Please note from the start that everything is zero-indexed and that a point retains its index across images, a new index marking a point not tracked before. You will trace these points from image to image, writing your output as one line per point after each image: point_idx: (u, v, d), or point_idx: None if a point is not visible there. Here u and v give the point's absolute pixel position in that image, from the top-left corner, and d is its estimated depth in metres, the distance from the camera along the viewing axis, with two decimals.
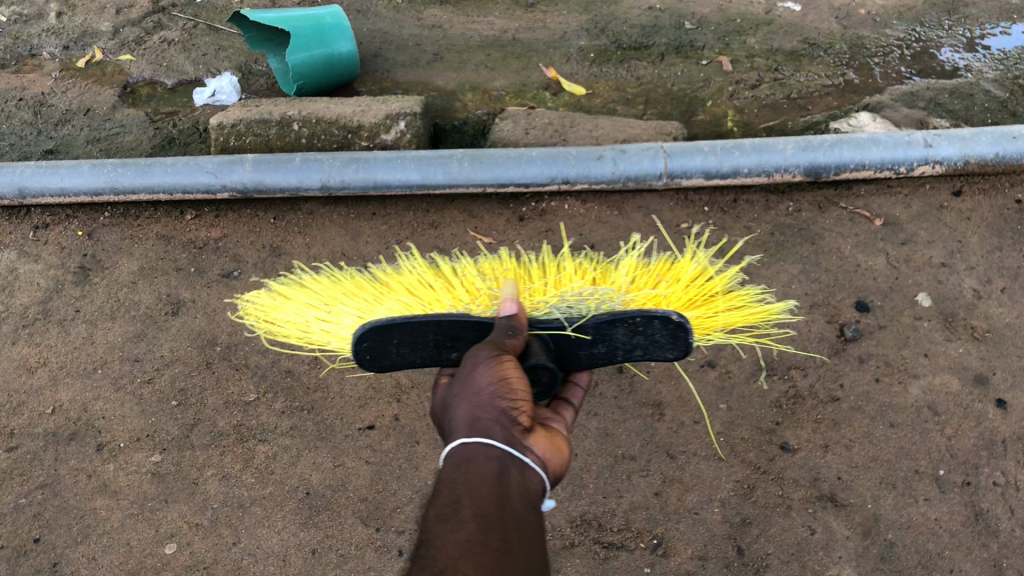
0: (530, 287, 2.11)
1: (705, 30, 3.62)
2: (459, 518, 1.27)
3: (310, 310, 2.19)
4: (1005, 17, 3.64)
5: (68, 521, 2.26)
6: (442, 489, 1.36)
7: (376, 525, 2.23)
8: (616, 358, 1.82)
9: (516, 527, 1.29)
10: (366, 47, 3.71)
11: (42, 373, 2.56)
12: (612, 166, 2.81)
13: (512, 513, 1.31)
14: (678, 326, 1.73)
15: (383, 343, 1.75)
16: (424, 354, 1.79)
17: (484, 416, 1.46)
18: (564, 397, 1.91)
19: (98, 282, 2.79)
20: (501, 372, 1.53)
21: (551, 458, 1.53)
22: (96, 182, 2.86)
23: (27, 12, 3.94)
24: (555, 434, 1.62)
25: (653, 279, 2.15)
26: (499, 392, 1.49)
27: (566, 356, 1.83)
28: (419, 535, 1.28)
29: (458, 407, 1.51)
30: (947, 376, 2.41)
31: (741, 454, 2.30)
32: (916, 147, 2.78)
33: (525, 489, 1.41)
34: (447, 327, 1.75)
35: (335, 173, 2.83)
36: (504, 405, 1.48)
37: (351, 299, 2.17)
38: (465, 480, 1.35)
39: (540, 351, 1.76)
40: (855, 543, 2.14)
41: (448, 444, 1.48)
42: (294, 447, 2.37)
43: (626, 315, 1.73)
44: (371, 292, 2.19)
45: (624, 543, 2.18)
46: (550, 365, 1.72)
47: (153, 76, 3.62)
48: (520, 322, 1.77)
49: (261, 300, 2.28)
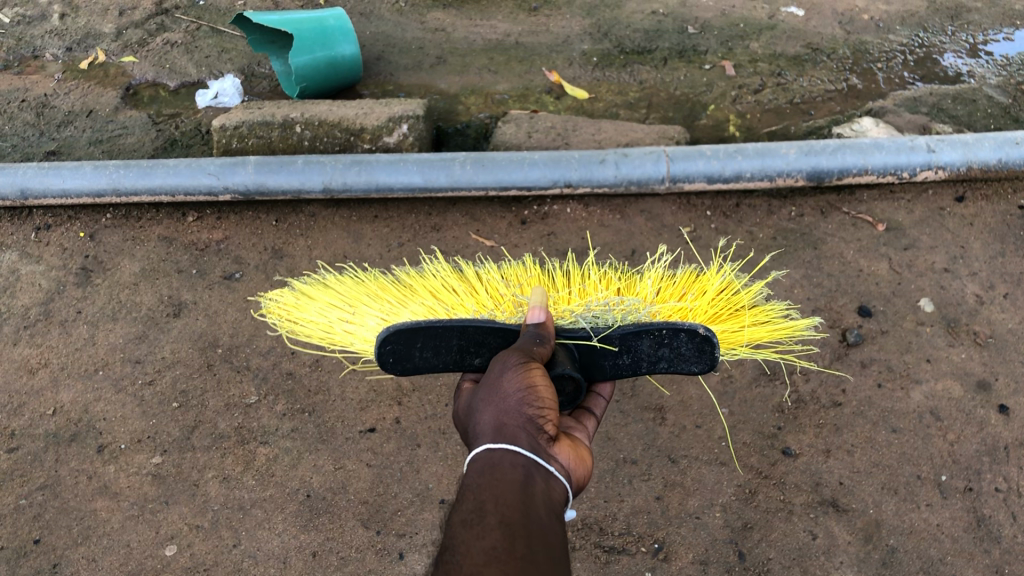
0: (554, 296, 2.14)
1: (708, 35, 3.62)
2: (484, 524, 1.23)
3: (335, 311, 2.16)
4: (1008, 23, 3.64)
5: (68, 522, 2.26)
6: (467, 494, 1.33)
7: (376, 527, 2.22)
8: (641, 370, 1.83)
9: (540, 535, 1.24)
10: (369, 50, 3.71)
11: (43, 374, 2.55)
12: (614, 170, 2.81)
13: (538, 522, 1.27)
14: (704, 339, 1.76)
15: (407, 346, 1.76)
16: (447, 359, 1.79)
17: (510, 422, 1.47)
18: (587, 406, 1.93)
19: (99, 283, 2.79)
20: (528, 378, 1.56)
21: (575, 468, 1.55)
22: (97, 184, 2.86)
23: (30, 14, 3.94)
24: (577, 444, 1.63)
25: (678, 292, 2.16)
26: (526, 399, 1.51)
27: (590, 366, 1.85)
28: (443, 541, 1.25)
29: (483, 412, 1.52)
30: (950, 381, 2.40)
31: (742, 459, 2.30)
32: (918, 153, 2.78)
33: (550, 496, 1.41)
34: (471, 333, 1.77)
35: (337, 175, 2.83)
36: (531, 412, 1.49)
37: (374, 301, 2.17)
38: (491, 483, 1.34)
39: (566, 360, 1.78)
40: (857, 549, 2.13)
41: (474, 450, 1.48)
42: (295, 450, 2.37)
43: (653, 327, 1.77)
44: (393, 294, 2.20)
45: (625, 547, 2.17)
46: (575, 375, 1.76)
47: (156, 78, 3.62)
48: (548, 330, 1.79)
49: (284, 298, 2.22)
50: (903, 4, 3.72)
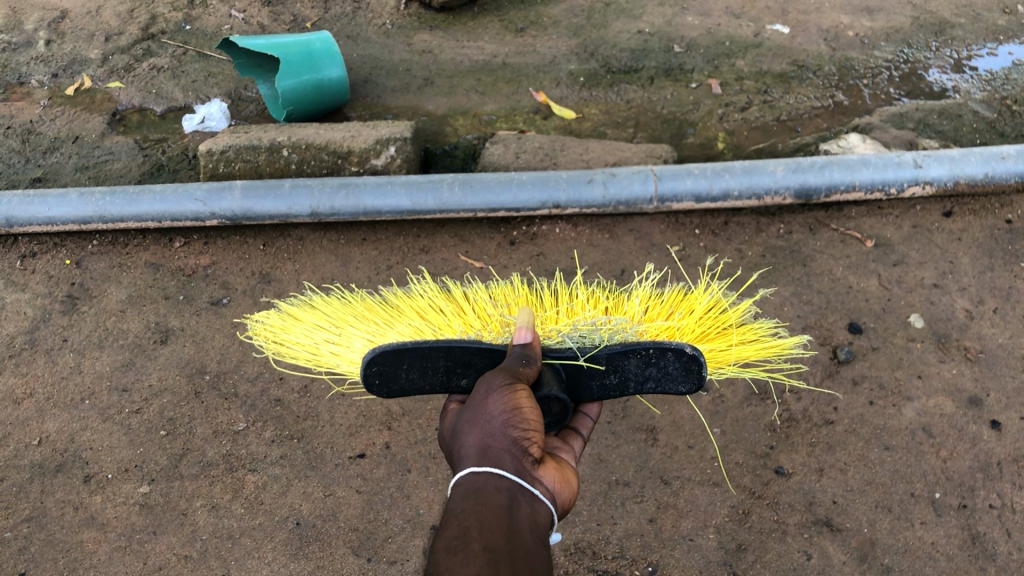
0: (542, 316, 2.14)
1: (695, 53, 3.64)
2: (468, 550, 1.20)
3: (322, 333, 2.14)
4: (992, 38, 3.66)
5: (54, 555, 2.23)
6: (451, 520, 1.31)
7: (367, 555, 2.20)
8: (628, 391, 1.82)
9: (524, 562, 1.22)
10: (356, 72, 3.71)
11: (29, 404, 2.53)
12: (602, 190, 2.81)
13: (522, 547, 1.25)
14: (691, 358, 1.76)
15: (394, 368, 1.75)
16: (434, 381, 1.77)
17: (495, 446, 1.45)
18: (574, 427, 1.92)
19: (85, 310, 2.77)
20: (514, 400, 1.54)
21: (561, 491, 1.53)
22: (83, 212, 2.85)
23: (15, 40, 3.93)
24: (564, 467, 1.61)
25: (666, 311, 2.16)
26: (511, 422, 1.49)
27: (577, 387, 1.84)
28: (426, 566, 1.22)
29: (468, 435, 1.50)
30: (942, 398, 2.40)
31: (735, 479, 2.28)
32: (906, 168, 2.79)
33: (535, 521, 1.39)
34: (457, 354, 1.76)
35: (324, 199, 2.82)
36: (516, 435, 1.48)
37: (360, 323, 2.16)
38: (476, 508, 1.32)
39: (552, 381, 1.77)
40: (852, 568, 2.11)
41: (458, 474, 1.46)
42: (284, 477, 2.34)
43: (639, 346, 1.77)
44: (380, 316, 2.19)
45: (618, 571, 2.16)
46: (562, 397, 1.74)
47: (142, 103, 3.61)
48: (534, 351, 1.78)
49: (270, 320, 2.20)
50: (888, 21, 3.74)
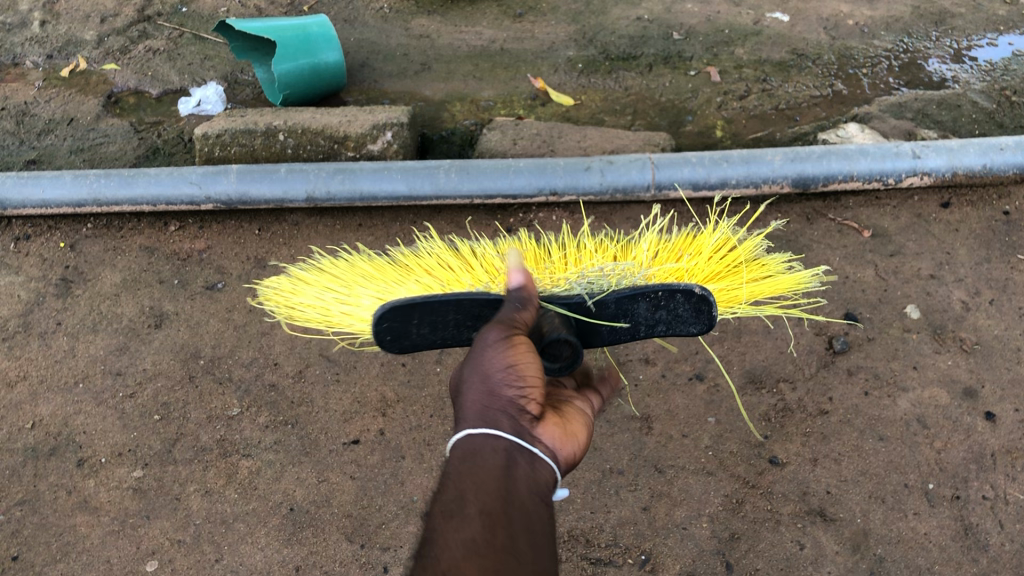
0: (545, 266, 2.01)
1: (694, 41, 3.62)
2: (464, 513, 1.21)
3: (331, 292, 2.02)
4: (992, 28, 3.64)
5: (47, 538, 2.23)
6: (446, 484, 1.29)
7: (360, 541, 2.20)
8: (639, 335, 1.77)
9: (522, 533, 1.22)
10: (353, 56, 3.69)
11: (23, 387, 2.52)
12: (600, 177, 2.80)
13: (519, 506, 1.26)
14: (702, 299, 1.69)
15: (403, 324, 1.67)
16: (445, 333, 1.71)
17: (493, 406, 1.41)
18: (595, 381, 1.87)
19: (80, 294, 2.75)
20: (515, 356, 1.48)
21: (565, 450, 1.49)
22: (78, 194, 2.83)
23: (10, 21, 3.90)
24: (569, 422, 1.57)
25: (675, 251, 2.00)
26: (510, 379, 1.44)
27: (588, 331, 1.78)
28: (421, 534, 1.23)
29: (465, 392, 1.45)
30: (937, 389, 2.40)
31: (729, 468, 2.28)
32: (904, 159, 2.79)
33: (536, 482, 1.37)
34: (467, 306, 1.67)
35: (320, 184, 2.80)
36: (517, 394, 1.43)
37: (371, 282, 1.99)
38: (471, 473, 1.30)
39: (561, 324, 1.70)
40: (845, 559, 2.12)
41: (455, 434, 1.43)
42: (278, 463, 2.34)
43: (648, 290, 1.69)
44: (389, 276, 2.02)
45: (612, 559, 2.16)
46: (572, 340, 1.66)
47: (138, 85, 3.59)
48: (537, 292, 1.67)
49: (280, 285, 2.08)
50: (888, 10, 3.72)
